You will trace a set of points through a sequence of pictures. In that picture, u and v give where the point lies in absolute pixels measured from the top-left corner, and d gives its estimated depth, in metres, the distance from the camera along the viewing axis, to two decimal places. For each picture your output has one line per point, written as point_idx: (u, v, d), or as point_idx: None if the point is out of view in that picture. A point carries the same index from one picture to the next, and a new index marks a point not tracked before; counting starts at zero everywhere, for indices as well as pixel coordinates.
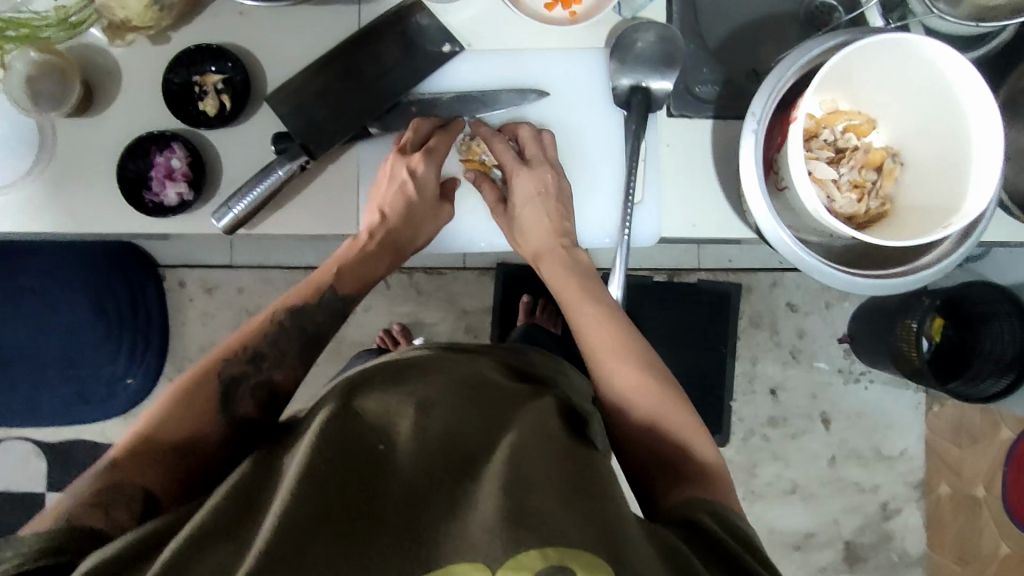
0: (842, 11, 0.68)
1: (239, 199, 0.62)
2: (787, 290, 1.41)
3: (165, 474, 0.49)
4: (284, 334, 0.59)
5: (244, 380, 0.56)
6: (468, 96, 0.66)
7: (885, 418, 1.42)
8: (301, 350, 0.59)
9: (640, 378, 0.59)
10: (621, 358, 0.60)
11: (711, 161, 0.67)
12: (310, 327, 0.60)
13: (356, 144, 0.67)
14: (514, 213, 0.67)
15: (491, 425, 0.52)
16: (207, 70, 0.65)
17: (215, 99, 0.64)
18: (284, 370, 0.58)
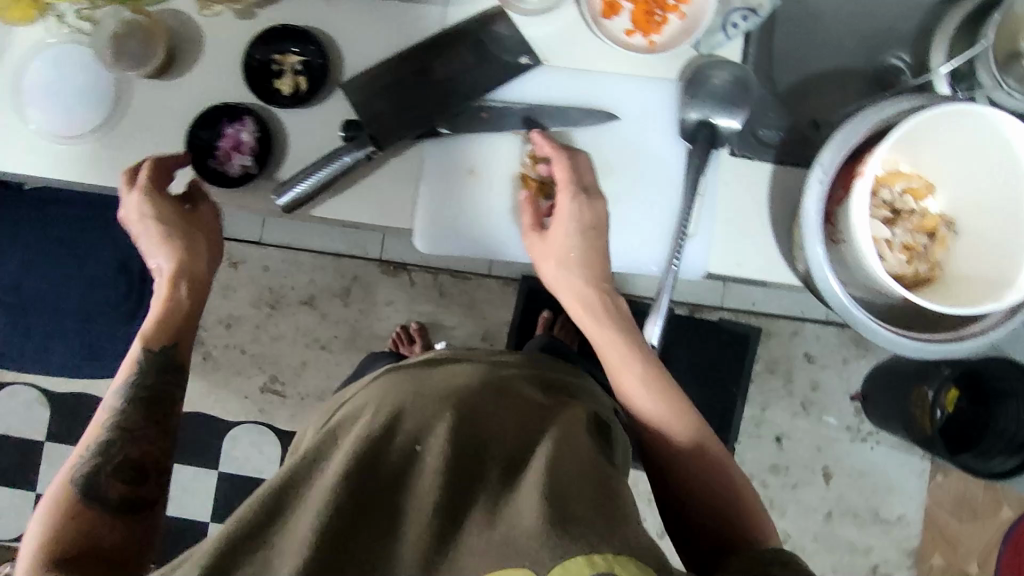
0: (908, 74, 0.78)
1: (301, 180, 0.63)
2: (806, 340, 1.42)
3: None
4: (128, 404, 0.58)
5: (99, 473, 0.54)
6: (539, 109, 0.66)
7: (887, 480, 1.42)
8: (146, 413, 0.58)
9: (673, 415, 0.60)
10: (661, 403, 0.60)
11: (767, 205, 0.68)
12: (143, 389, 0.59)
13: (422, 142, 0.67)
14: (550, 240, 0.64)
15: (524, 432, 0.52)
16: (287, 50, 0.66)
17: (290, 80, 0.65)
18: (139, 438, 0.57)
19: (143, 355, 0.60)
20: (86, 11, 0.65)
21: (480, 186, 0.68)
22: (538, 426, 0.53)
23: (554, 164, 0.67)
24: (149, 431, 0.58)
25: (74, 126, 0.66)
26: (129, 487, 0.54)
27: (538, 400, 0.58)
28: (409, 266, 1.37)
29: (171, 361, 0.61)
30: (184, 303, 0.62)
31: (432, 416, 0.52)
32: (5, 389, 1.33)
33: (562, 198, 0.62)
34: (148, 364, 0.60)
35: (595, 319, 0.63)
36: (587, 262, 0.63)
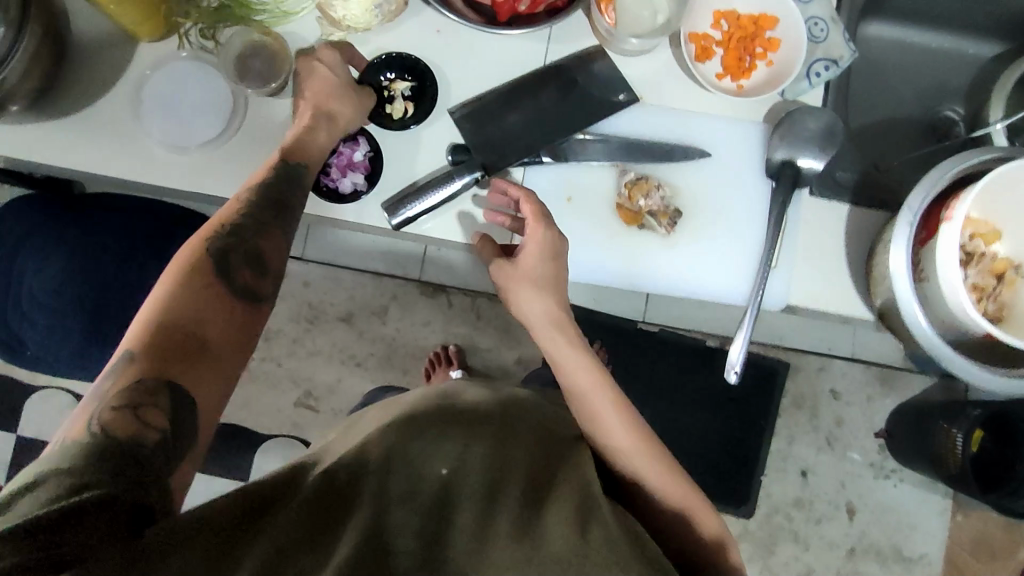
0: (962, 126, 0.82)
1: (414, 201, 0.67)
2: (832, 376, 1.46)
3: (182, 362, 0.51)
4: (257, 202, 0.60)
5: (229, 254, 0.57)
6: (638, 142, 0.69)
7: (909, 518, 1.45)
8: (274, 214, 0.61)
9: (649, 459, 0.62)
10: (645, 450, 0.62)
11: (845, 242, 0.71)
12: (276, 192, 0.62)
13: (525, 170, 0.70)
14: (518, 266, 0.66)
15: (540, 464, 0.58)
16: (391, 77, 0.70)
17: (402, 104, 0.69)
18: (269, 239, 0.60)
19: (279, 169, 0.63)
20: (212, 30, 0.68)
21: (575, 212, 0.70)
22: (552, 463, 0.59)
23: (648, 194, 0.68)
24: (278, 232, 0.61)
25: (191, 136, 0.68)
26: (253, 279, 0.58)
27: (545, 434, 0.63)
28: (448, 287, 1.38)
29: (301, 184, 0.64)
30: (315, 143, 0.65)
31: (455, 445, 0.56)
32: (38, 393, 1.33)
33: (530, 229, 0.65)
34: (284, 174, 0.63)
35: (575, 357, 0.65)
36: (556, 289, 0.66)
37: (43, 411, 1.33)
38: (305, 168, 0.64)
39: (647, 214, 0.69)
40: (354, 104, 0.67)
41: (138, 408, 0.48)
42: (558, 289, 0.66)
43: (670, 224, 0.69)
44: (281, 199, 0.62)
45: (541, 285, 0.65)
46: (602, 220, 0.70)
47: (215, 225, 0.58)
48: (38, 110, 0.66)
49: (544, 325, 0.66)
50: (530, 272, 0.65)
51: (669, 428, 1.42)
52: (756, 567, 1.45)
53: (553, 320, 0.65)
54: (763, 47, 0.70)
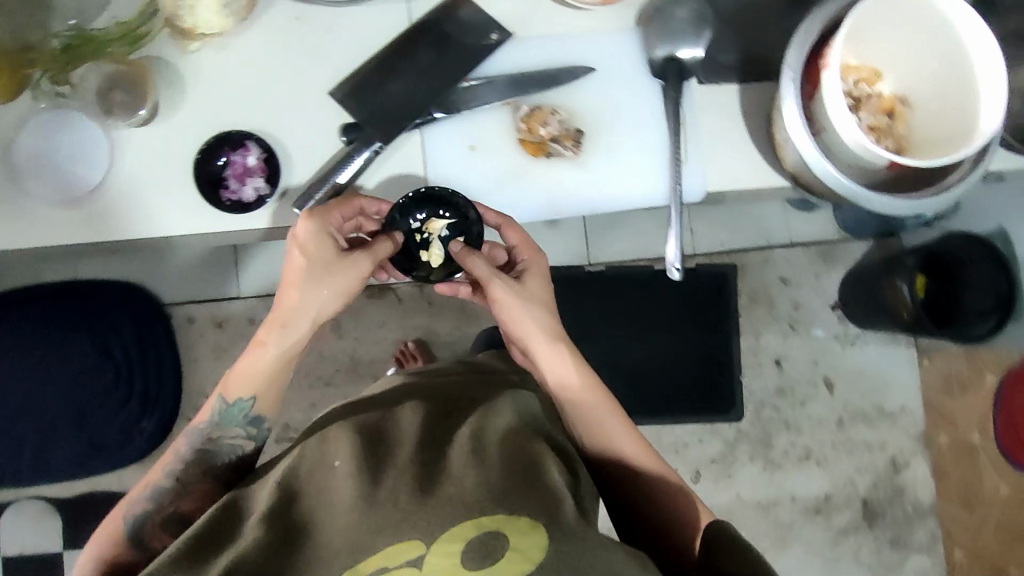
0: None
1: (320, 186, 0.66)
2: (777, 265, 1.51)
3: None
4: (188, 459, 0.68)
5: (154, 516, 0.66)
6: (523, 75, 0.69)
7: (882, 376, 1.52)
8: (202, 471, 0.67)
9: (593, 417, 0.72)
10: (619, 420, 0.73)
11: (744, 119, 0.73)
12: (209, 448, 0.68)
13: (419, 131, 0.69)
14: (527, 285, 0.72)
15: (435, 423, 0.65)
16: (426, 215, 0.70)
17: (439, 250, 0.72)
18: (189, 498, 0.66)
19: (219, 406, 0.68)
20: (62, 74, 0.66)
21: (483, 159, 0.70)
22: (448, 416, 0.66)
23: (546, 122, 0.69)
24: (203, 492, 0.67)
25: (77, 186, 0.66)
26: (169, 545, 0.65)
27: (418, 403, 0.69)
28: (393, 285, 1.38)
29: (242, 419, 0.68)
30: (273, 353, 0.66)
31: (326, 447, 0.63)
32: (8, 508, 1.35)
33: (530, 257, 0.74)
34: (222, 418, 0.68)
35: (550, 355, 0.73)
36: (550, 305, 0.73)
37: (26, 519, 1.35)
38: (247, 399, 0.67)
39: (551, 141, 0.69)
40: (321, 294, 0.63)
41: None
42: (541, 302, 0.72)
43: (575, 145, 0.70)
44: (211, 462, 0.68)
45: (527, 298, 0.71)
46: (509, 160, 0.70)
47: (154, 479, 0.68)
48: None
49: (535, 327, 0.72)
50: (527, 293, 0.72)
51: (645, 357, 1.44)
52: (759, 463, 1.49)
53: (539, 328, 0.72)
54: None
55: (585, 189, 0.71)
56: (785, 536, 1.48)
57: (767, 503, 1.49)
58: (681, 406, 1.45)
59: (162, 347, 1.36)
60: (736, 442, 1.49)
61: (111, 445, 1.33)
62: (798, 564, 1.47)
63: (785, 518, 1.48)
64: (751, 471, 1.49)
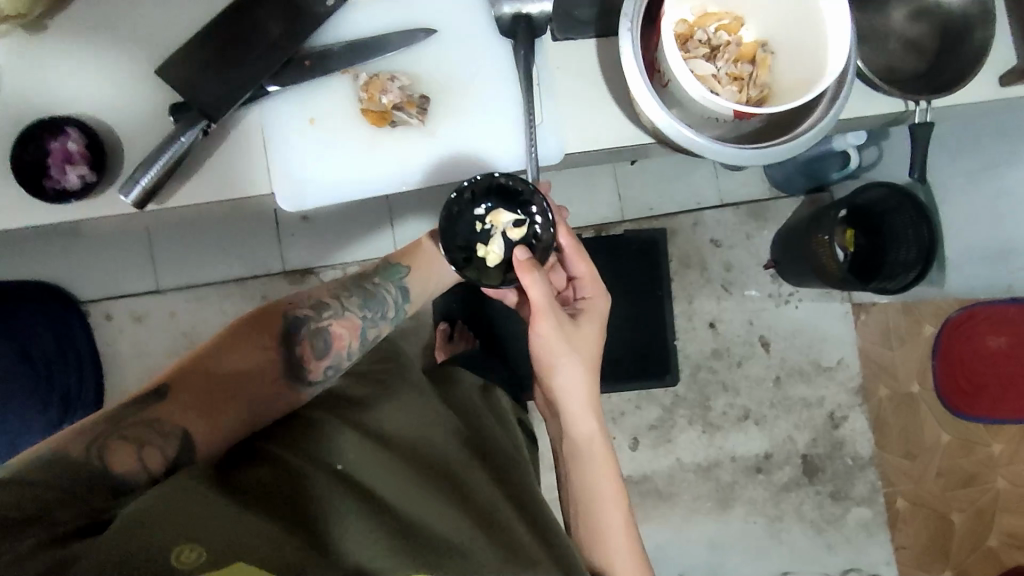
0: None
1: (144, 170, 0.62)
2: (708, 227, 1.49)
3: (222, 392, 0.61)
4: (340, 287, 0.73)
5: (303, 323, 0.69)
6: (360, 42, 0.66)
7: (818, 332, 1.50)
8: (357, 300, 0.73)
9: (598, 487, 0.76)
10: (619, 504, 0.76)
11: (601, 75, 0.70)
12: (362, 285, 0.75)
13: (253, 108, 0.66)
14: (580, 322, 0.75)
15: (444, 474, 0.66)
16: (491, 205, 0.71)
17: (498, 249, 0.72)
18: (342, 321, 0.71)
19: (380, 264, 0.78)
20: None
21: (326, 133, 0.68)
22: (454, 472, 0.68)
23: (386, 89, 0.66)
24: (350, 318, 0.72)
25: None
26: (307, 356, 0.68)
27: (422, 450, 0.69)
28: (315, 268, 1.37)
29: (397, 285, 0.76)
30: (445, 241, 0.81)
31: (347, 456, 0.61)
32: None
33: (593, 295, 0.78)
34: (385, 271, 0.77)
35: (582, 421, 0.76)
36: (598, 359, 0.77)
37: None
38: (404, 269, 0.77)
39: (395, 108, 0.66)
40: None
41: (196, 385, 0.60)
42: (585, 352, 0.75)
43: (421, 113, 0.67)
44: (367, 296, 0.74)
45: (575, 346, 0.74)
46: (356, 136, 0.68)
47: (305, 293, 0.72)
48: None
49: (584, 362, 0.75)
50: (576, 340, 0.74)
51: None
52: (697, 427, 1.49)
53: (578, 383, 0.75)
54: None
55: (442, 159, 0.69)
56: (725, 496, 1.48)
57: (708, 465, 1.49)
58: (619, 374, 1.44)
59: (82, 346, 1.34)
60: (674, 406, 1.48)
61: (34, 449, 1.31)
62: (740, 523, 1.48)
63: (726, 479, 1.48)
64: (690, 434, 1.49)
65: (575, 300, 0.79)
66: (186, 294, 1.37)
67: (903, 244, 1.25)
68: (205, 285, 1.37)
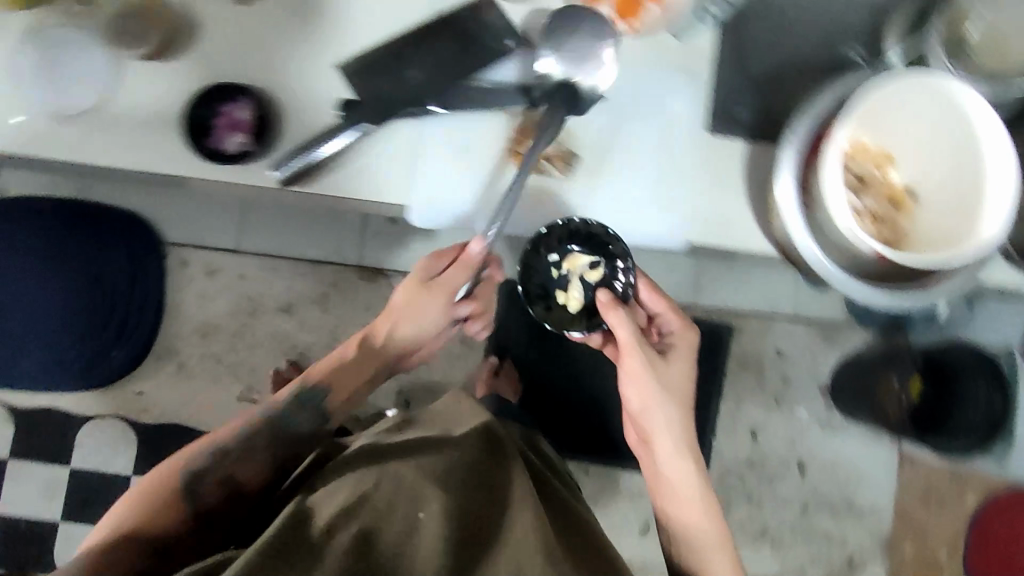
0: (864, 62, 0.75)
1: (294, 157, 0.65)
2: (776, 336, 1.46)
3: (131, 557, 0.64)
4: (251, 428, 0.75)
5: (207, 474, 0.72)
6: (528, 87, 0.67)
7: (859, 471, 1.46)
8: (269, 441, 0.75)
9: (692, 513, 0.77)
10: (716, 522, 0.78)
11: (743, 177, 0.72)
12: (279, 421, 0.77)
13: (412, 122, 0.68)
14: (668, 361, 0.79)
15: (488, 505, 0.67)
16: (573, 251, 0.85)
17: (578, 293, 0.86)
18: (251, 467, 0.73)
19: (303, 393, 0.79)
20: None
21: (471, 163, 0.69)
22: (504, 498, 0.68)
23: (542, 139, 0.67)
24: (261, 456, 0.74)
25: (70, 107, 0.65)
26: (220, 499, 0.71)
27: (469, 477, 0.70)
28: (387, 271, 1.40)
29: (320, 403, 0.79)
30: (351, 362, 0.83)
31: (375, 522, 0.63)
32: None
33: (687, 335, 0.81)
34: (302, 398, 0.79)
35: (676, 460, 0.79)
36: (686, 394, 0.79)
37: None
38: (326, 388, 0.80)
39: (543, 159, 0.68)
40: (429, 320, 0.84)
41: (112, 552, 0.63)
42: (675, 393, 0.79)
43: (566, 168, 0.70)
44: (280, 433, 0.76)
45: (665, 382, 0.78)
46: (499, 174, 0.69)
47: (210, 442, 0.74)
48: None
49: (675, 399, 0.78)
50: (665, 377, 0.79)
51: None
52: None
53: (668, 420, 0.78)
54: None
55: None
56: None
57: None
58: None
59: (154, 286, 1.38)
60: None
61: (80, 368, 1.36)
62: None
63: None
64: None
65: (663, 337, 0.83)
66: (260, 261, 1.40)
67: (971, 408, 1.34)
68: (281, 258, 1.40)
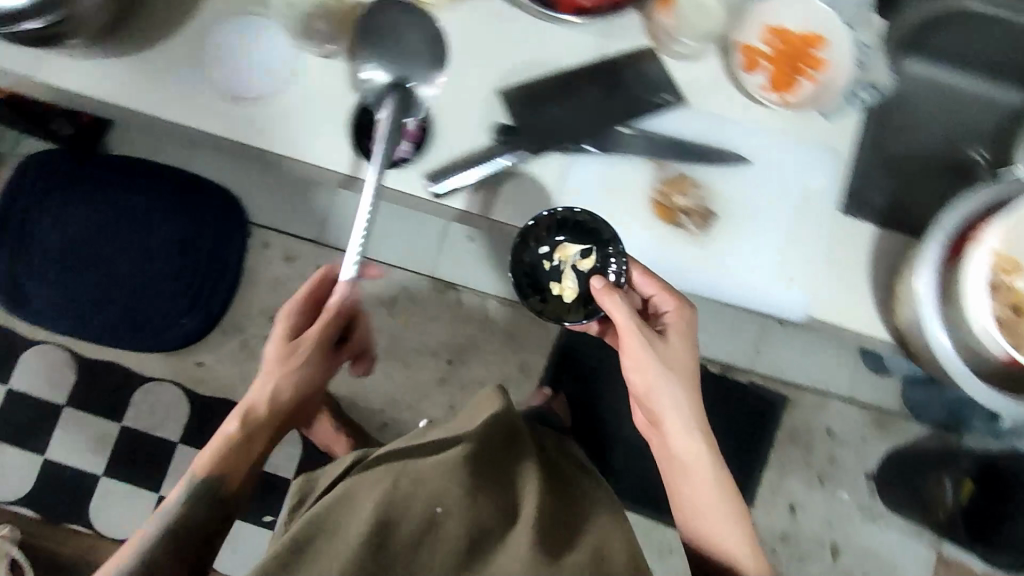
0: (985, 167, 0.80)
1: (460, 172, 0.68)
2: (829, 415, 1.43)
3: None
4: (154, 539, 0.66)
5: None
6: (678, 141, 0.71)
7: (893, 566, 1.42)
8: (173, 541, 0.67)
9: (702, 501, 0.72)
10: (727, 510, 0.71)
11: (868, 262, 0.73)
12: (183, 519, 0.69)
13: (562, 158, 0.71)
14: (668, 342, 0.71)
15: (499, 488, 0.70)
16: (562, 239, 0.72)
17: (572, 284, 0.74)
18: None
19: (193, 488, 0.70)
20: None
21: (611, 205, 0.71)
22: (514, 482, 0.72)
23: (686, 192, 0.71)
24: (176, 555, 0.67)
25: (247, 88, 0.69)
26: None
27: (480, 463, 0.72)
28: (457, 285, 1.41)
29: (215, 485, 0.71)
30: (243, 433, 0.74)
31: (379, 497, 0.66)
32: (34, 347, 1.39)
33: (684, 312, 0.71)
34: (191, 496, 0.70)
35: (684, 438, 0.72)
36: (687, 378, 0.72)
37: (43, 363, 1.39)
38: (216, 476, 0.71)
39: (682, 211, 0.71)
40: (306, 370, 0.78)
41: None
42: (679, 369, 0.71)
43: (701, 224, 0.71)
44: (182, 534, 0.68)
45: (669, 364, 0.71)
46: (635, 219, 0.71)
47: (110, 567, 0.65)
48: (58, 28, 0.61)
49: (675, 385, 0.71)
50: (668, 357, 0.71)
51: None
52: None
53: (675, 405, 0.71)
54: (809, 66, 0.73)
55: (697, 271, 0.72)
56: None
57: None
58: None
59: (231, 264, 1.41)
60: None
61: (150, 329, 1.39)
62: None
63: None
64: None
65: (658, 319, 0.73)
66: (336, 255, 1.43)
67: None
68: None
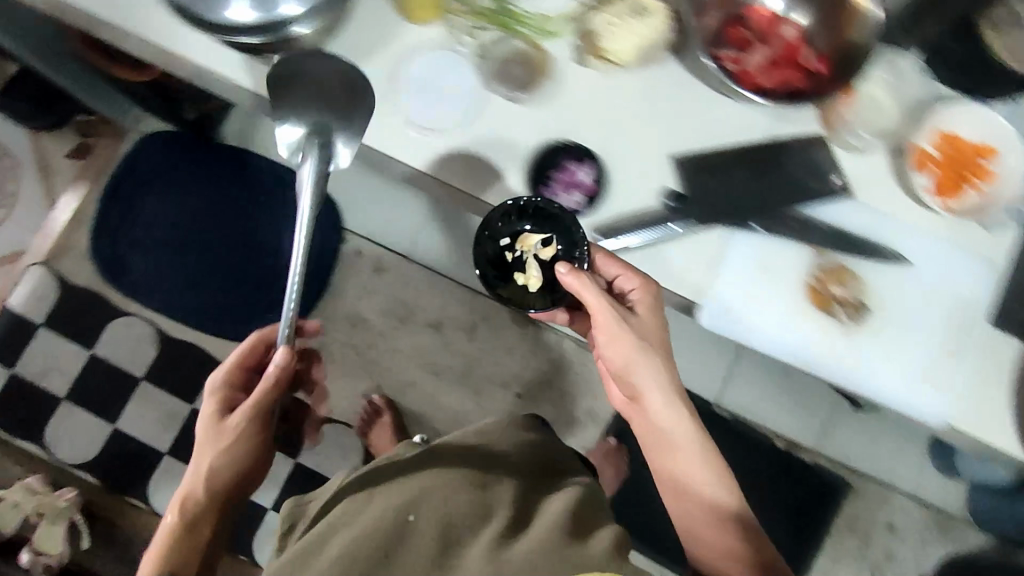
0: None
1: (631, 232, 0.71)
2: (891, 510, 1.37)
3: None
4: None
5: None
6: (840, 233, 0.73)
7: None
8: None
9: (679, 466, 0.73)
10: (706, 472, 0.72)
11: (1014, 378, 0.72)
12: None
13: (728, 232, 0.73)
14: (638, 316, 0.71)
15: (466, 500, 0.69)
16: (527, 229, 0.75)
17: (536, 272, 0.76)
18: None
19: None
20: (478, 31, 0.75)
21: (767, 284, 0.73)
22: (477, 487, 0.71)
23: (844, 284, 0.73)
24: None
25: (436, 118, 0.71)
26: None
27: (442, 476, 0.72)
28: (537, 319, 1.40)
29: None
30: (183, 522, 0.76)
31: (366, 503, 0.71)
32: (122, 317, 1.30)
33: (651, 287, 0.71)
34: None
35: (668, 411, 0.72)
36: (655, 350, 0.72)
37: (119, 335, 1.29)
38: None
39: (837, 302, 0.73)
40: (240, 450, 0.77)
41: None
42: (652, 340, 0.72)
43: (852, 317, 0.73)
44: None
45: (642, 339, 0.71)
46: (788, 301, 0.73)
47: None
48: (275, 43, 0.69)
49: (648, 365, 0.71)
50: (642, 331, 0.71)
51: None
52: None
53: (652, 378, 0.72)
54: (975, 175, 0.73)
55: (842, 361, 0.73)
56: None
57: None
58: None
59: (328, 267, 1.33)
60: None
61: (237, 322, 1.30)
62: None
63: None
64: None
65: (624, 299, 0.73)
66: None
67: None
68: None
